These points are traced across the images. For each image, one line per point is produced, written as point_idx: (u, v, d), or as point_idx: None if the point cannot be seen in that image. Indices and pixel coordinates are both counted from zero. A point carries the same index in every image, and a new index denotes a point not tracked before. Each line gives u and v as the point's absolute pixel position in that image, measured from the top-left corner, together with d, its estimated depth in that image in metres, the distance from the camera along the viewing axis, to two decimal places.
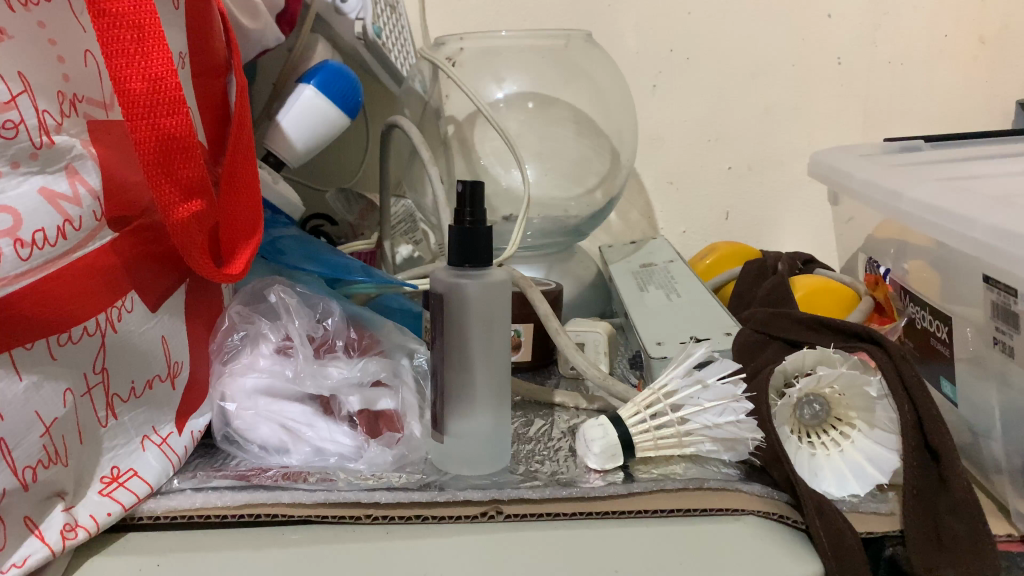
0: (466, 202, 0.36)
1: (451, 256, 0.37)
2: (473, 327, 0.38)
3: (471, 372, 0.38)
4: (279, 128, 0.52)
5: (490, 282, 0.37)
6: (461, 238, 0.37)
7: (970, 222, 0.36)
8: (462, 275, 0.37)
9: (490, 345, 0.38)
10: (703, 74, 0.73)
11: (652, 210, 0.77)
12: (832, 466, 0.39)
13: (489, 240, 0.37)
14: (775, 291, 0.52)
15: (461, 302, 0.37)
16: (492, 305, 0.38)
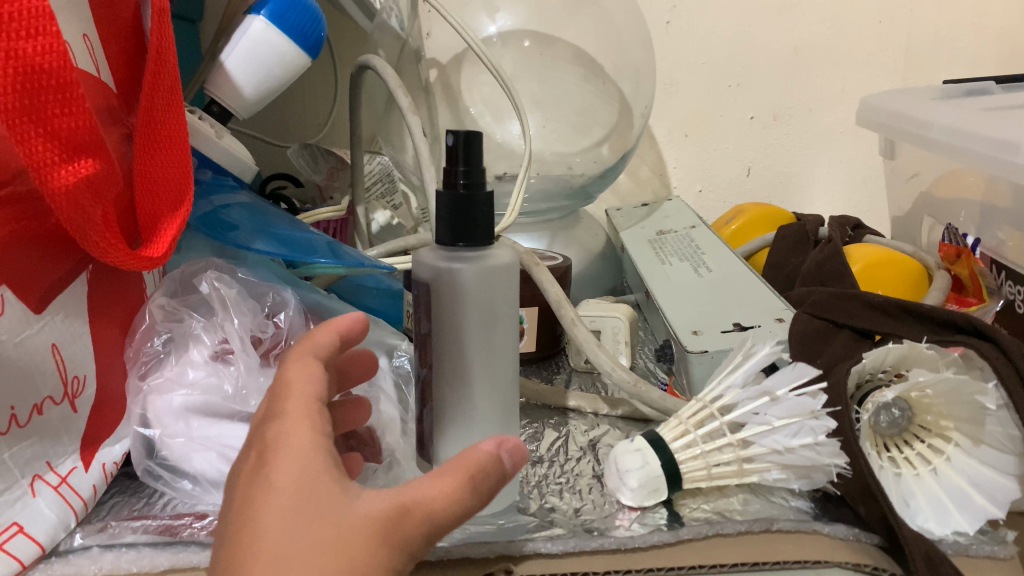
0: (459, 157, 0.27)
1: (438, 231, 0.28)
2: (472, 326, 0.28)
3: (468, 386, 0.29)
4: (221, 70, 0.42)
5: (491, 267, 0.28)
6: (451, 207, 0.27)
7: None
8: (454, 257, 0.28)
9: (493, 351, 0.29)
10: (724, 8, 0.63)
11: (663, 165, 0.68)
12: (925, 491, 0.31)
13: (488, 209, 0.28)
14: (825, 264, 0.43)
15: (454, 295, 0.28)
16: (493, 297, 0.29)
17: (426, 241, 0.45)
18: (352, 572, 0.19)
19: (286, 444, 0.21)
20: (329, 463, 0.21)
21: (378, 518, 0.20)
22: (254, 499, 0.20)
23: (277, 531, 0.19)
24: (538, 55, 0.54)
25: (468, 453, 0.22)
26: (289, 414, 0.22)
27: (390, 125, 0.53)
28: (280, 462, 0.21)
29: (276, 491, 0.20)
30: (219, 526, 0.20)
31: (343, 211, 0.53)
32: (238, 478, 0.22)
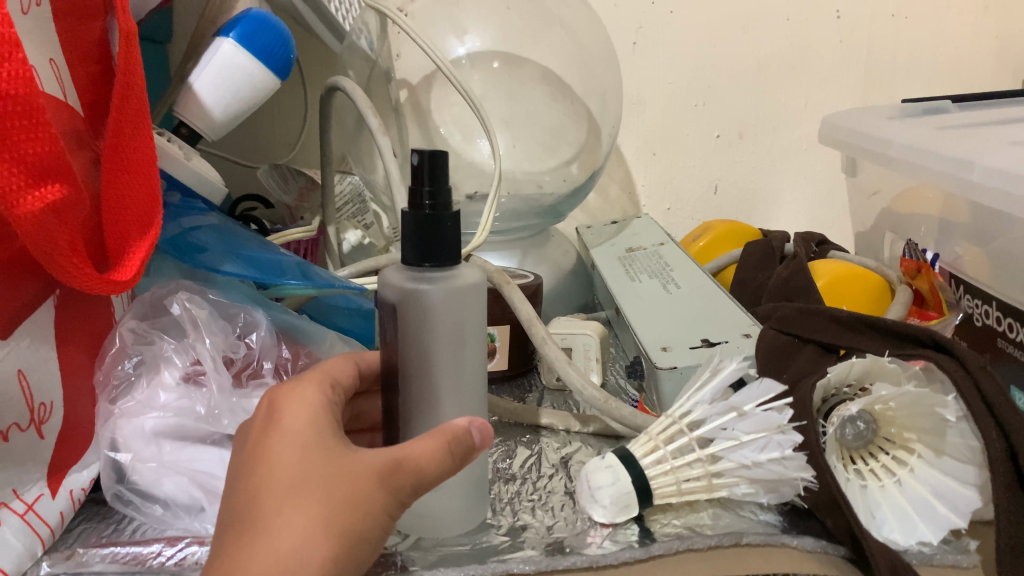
0: (424, 177, 0.27)
1: (405, 253, 0.28)
2: (440, 347, 0.29)
3: (438, 408, 0.29)
4: (189, 92, 0.42)
5: (458, 287, 0.28)
6: (417, 226, 0.28)
7: None
8: (422, 278, 0.28)
9: (461, 371, 0.29)
10: (690, 28, 0.64)
11: (632, 183, 0.68)
12: (890, 502, 0.32)
13: (455, 230, 0.28)
14: (791, 280, 0.44)
15: (422, 315, 0.28)
16: (462, 317, 0.29)
17: (397, 261, 0.45)
18: (350, 497, 0.23)
19: (295, 399, 0.26)
20: (332, 421, 0.25)
21: (379, 465, 0.24)
22: (271, 431, 0.25)
23: (294, 461, 0.24)
24: (507, 75, 0.55)
25: (446, 425, 0.26)
26: (297, 381, 0.27)
27: (361, 146, 0.53)
28: (291, 413, 0.25)
29: (290, 433, 0.24)
30: (235, 460, 0.25)
31: (314, 231, 0.53)
32: (252, 421, 0.26)
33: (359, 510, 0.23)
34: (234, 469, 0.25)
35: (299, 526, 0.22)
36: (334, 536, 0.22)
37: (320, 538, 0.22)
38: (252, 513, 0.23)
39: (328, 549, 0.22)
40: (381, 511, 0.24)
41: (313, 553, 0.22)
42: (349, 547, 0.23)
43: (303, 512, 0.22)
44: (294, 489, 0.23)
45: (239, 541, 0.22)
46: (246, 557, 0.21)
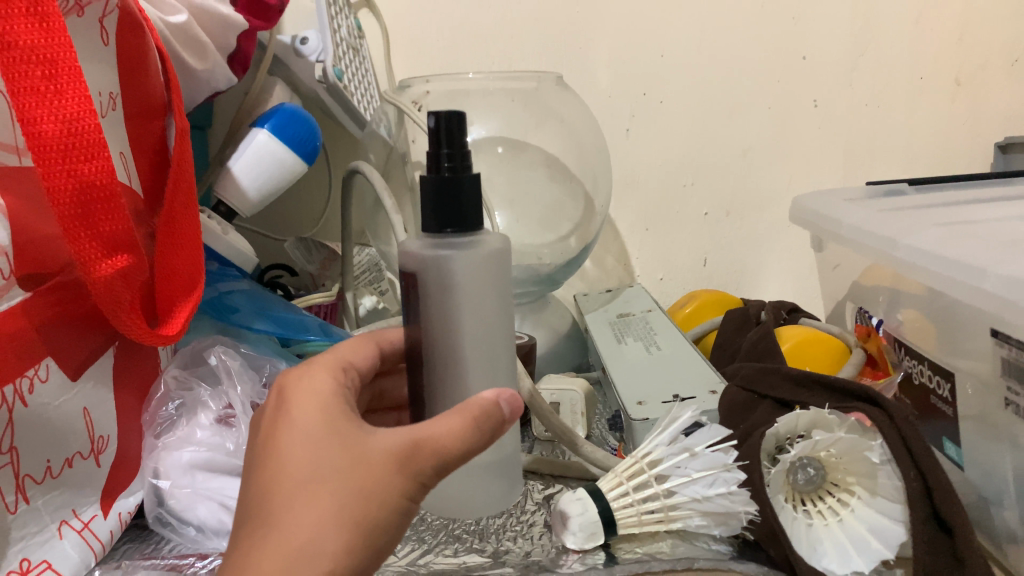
0: (443, 141, 0.29)
1: (427, 221, 0.31)
2: (462, 318, 0.31)
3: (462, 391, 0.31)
4: (229, 175, 0.48)
5: (479, 253, 0.30)
6: (438, 189, 0.30)
7: (977, 271, 0.33)
8: (443, 244, 0.30)
9: (484, 341, 0.31)
10: (678, 116, 0.71)
11: (628, 255, 0.74)
12: (832, 538, 0.36)
13: (471, 197, 0.30)
14: (759, 343, 0.49)
15: (446, 284, 0.30)
16: (484, 291, 0.31)
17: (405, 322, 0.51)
18: (363, 488, 0.26)
19: (307, 394, 0.29)
20: (343, 413, 0.28)
21: (391, 454, 0.27)
22: (287, 427, 0.27)
23: (307, 459, 0.26)
24: (508, 161, 0.61)
25: (460, 407, 0.28)
26: (311, 375, 0.30)
27: (378, 223, 0.60)
28: (303, 411, 0.28)
29: (305, 428, 0.27)
30: (258, 453, 0.28)
31: (334, 296, 0.58)
32: (269, 416, 0.29)
33: (373, 499, 0.26)
34: (256, 464, 0.27)
35: (315, 521, 0.25)
36: (347, 526, 0.25)
37: (334, 530, 0.25)
38: (271, 511, 0.26)
39: (342, 540, 0.25)
40: (395, 495, 0.26)
41: (330, 543, 0.25)
42: (365, 533, 0.26)
43: (318, 508, 0.25)
44: (310, 485, 0.26)
45: (260, 536, 0.25)
46: (266, 552, 0.24)
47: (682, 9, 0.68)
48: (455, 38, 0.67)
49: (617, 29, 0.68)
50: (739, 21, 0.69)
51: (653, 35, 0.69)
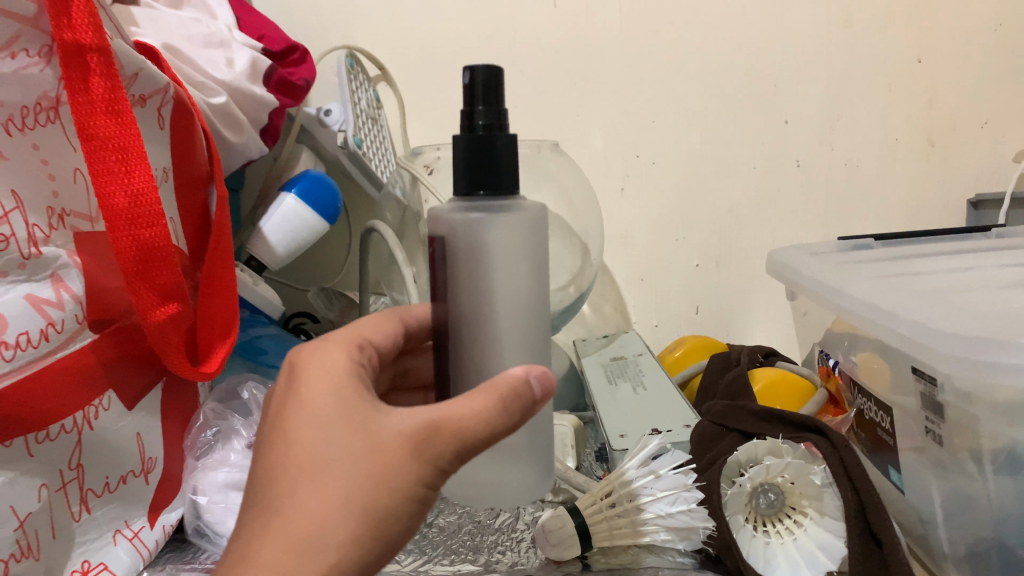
0: (478, 96, 0.31)
1: (461, 183, 0.32)
2: (496, 279, 0.32)
3: (497, 361, 0.33)
4: (261, 234, 0.54)
5: (512, 215, 0.31)
6: (471, 147, 0.31)
7: (895, 317, 0.39)
8: (476, 206, 0.32)
9: (516, 304, 0.32)
10: (669, 176, 0.77)
11: (624, 304, 0.79)
12: (787, 554, 0.41)
13: (506, 158, 0.31)
14: (735, 383, 0.54)
15: (480, 245, 0.32)
16: (517, 254, 0.32)
17: None
18: (375, 475, 0.29)
19: (326, 382, 0.32)
20: (361, 400, 0.31)
21: (405, 442, 0.29)
22: (308, 413, 0.31)
23: (324, 448, 0.29)
24: None
25: (477, 392, 0.30)
26: (333, 361, 0.33)
27: (393, 275, 0.66)
28: (322, 398, 0.31)
29: (317, 415, 0.30)
30: (279, 433, 0.31)
31: None
32: (291, 397, 0.32)
33: (384, 485, 0.29)
34: (278, 444, 0.30)
35: (328, 508, 0.28)
36: (358, 512, 0.29)
37: (346, 517, 0.28)
38: (289, 495, 0.29)
39: (353, 526, 0.28)
40: (409, 479, 0.29)
41: (341, 529, 0.28)
42: (378, 517, 0.29)
43: (332, 495, 0.29)
44: (325, 472, 0.29)
45: (279, 518, 0.29)
46: (283, 535, 0.28)
47: (670, 79, 0.75)
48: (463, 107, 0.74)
49: (610, 98, 0.75)
50: (723, 89, 0.76)
51: (643, 104, 0.75)
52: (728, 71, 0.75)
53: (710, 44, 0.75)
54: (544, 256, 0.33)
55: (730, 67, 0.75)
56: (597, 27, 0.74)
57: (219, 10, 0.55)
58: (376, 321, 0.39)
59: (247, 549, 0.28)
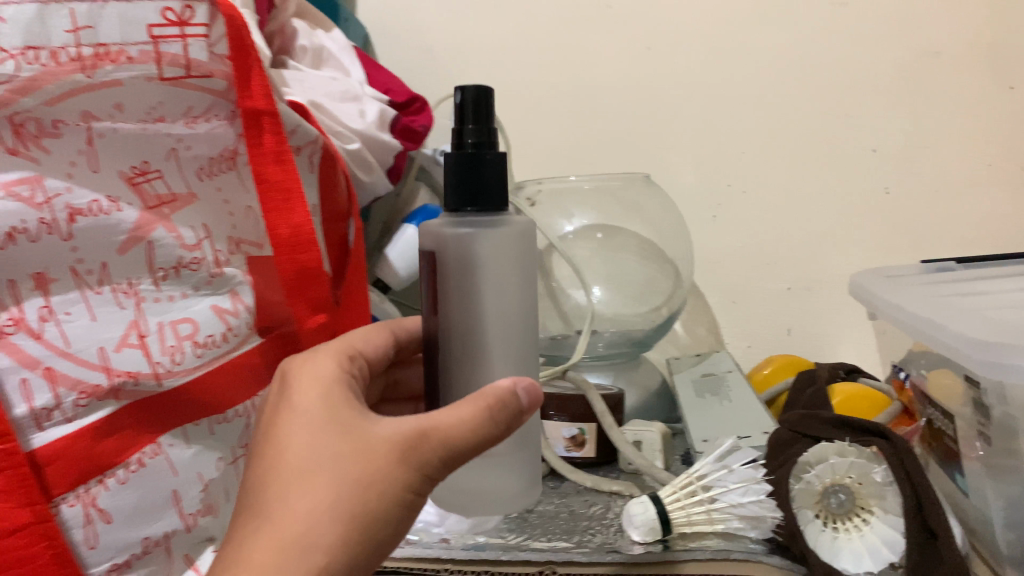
0: (469, 117, 0.36)
1: (453, 201, 0.37)
2: (484, 288, 0.38)
3: (486, 365, 0.38)
4: (386, 261, 0.63)
5: (498, 230, 0.37)
6: (462, 162, 0.36)
7: (938, 326, 0.45)
8: (466, 220, 0.37)
9: (502, 309, 0.38)
10: (758, 205, 0.81)
11: (717, 326, 0.84)
12: (852, 546, 0.44)
13: (493, 175, 0.37)
14: (816, 395, 0.57)
15: (469, 259, 0.37)
16: (503, 265, 0.38)
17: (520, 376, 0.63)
18: (365, 480, 0.33)
19: (317, 394, 0.36)
20: (352, 412, 0.35)
21: (394, 451, 0.34)
22: (298, 421, 0.35)
23: (313, 455, 0.34)
24: (606, 243, 0.74)
25: (463, 406, 0.35)
26: (326, 374, 0.37)
27: None
28: (314, 409, 0.35)
29: (311, 423, 0.35)
30: (267, 438, 0.35)
31: None
32: (281, 407, 0.36)
33: (372, 490, 0.33)
34: (268, 449, 0.35)
35: (317, 511, 0.32)
36: (345, 515, 0.33)
37: (332, 519, 0.32)
38: (279, 496, 0.33)
39: (338, 528, 0.32)
40: (395, 484, 0.33)
41: (328, 531, 0.32)
42: (363, 520, 0.33)
43: (319, 499, 0.33)
44: (313, 476, 0.33)
45: (268, 517, 0.32)
46: (272, 532, 0.32)
47: (753, 113, 0.80)
48: (560, 147, 0.83)
49: (697, 133, 0.80)
50: (805, 121, 0.79)
51: (729, 137, 0.80)
52: (810, 103, 0.79)
53: (791, 79, 0.78)
54: (526, 266, 0.39)
55: (812, 100, 0.79)
56: (679, 69, 0.80)
57: (352, 68, 0.64)
58: (366, 333, 0.44)
59: (237, 545, 0.32)
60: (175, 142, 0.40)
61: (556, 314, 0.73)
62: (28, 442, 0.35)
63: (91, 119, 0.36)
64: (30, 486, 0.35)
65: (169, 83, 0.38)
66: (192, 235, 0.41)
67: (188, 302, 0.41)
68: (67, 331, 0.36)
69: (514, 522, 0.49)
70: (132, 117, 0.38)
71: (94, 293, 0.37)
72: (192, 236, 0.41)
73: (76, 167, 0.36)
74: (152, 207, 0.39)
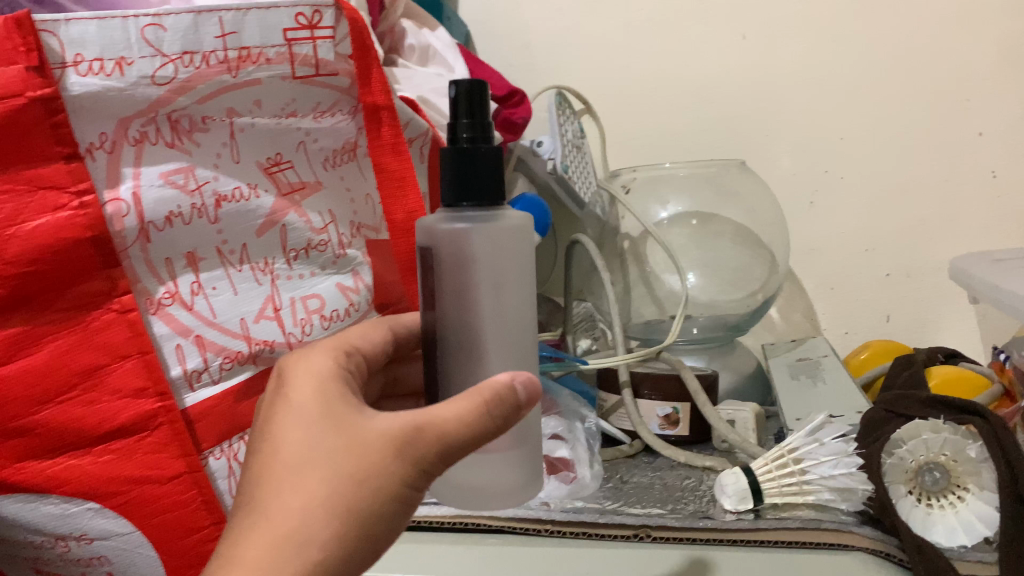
0: (463, 110, 0.33)
1: (448, 194, 0.34)
2: (479, 286, 0.35)
3: (482, 364, 0.36)
4: None
5: (494, 227, 0.34)
6: (456, 160, 0.33)
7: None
8: (461, 217, 0.34)
9: (500, 307, 0.35)
10: (857, 191, 0.81)
11: (814, 312, 0.84)
12: (946, 522, 0.44)
13: (490, 168, 0.34)
14: (912, 376, 0.58)
15: (463, 255, 0.34)
16: (501, 261, 0.35)
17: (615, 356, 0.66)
18: (358, 475, 0.32)
19: (312, 388, 0.35)
20: (349, 407, 0.34)
21: (388, 445, 0.32)
22: (292, 416, 0.34)
23: (306, 450, 0.33)
24: (700, 229, 0.75)
25: (462, 399, 0.33)
26: (321, 368, 0.36)
27: (593, 281, 0.76)
28: (308, 403, 0.34)
29: (304, 418, 0.34)
30: (262, 434, 0.34)
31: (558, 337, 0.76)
32: (276, 402, 0.35)
33: (366, 485, 0.32)
34: (261, 446, 0.34)
35: (309, 507, 0.31)
36: (339, 509, 0.31)
37: (326, 515, 0.31)
38: (272, 493, 0.32)
39: (334, 523, 0.31)
40: (391, 479, 0.32)
41: (322, 527, 0.31)
42: (358, 515, 0.32)
43: (313, 495, 0.32)
44: (306, 472, 0.32)
45: (260, 514, 0.32)
46: (264, 530, 0.31)
47: (853, 99, 0.79)
48: (655, 137, 0.84)
49: (795, 119, 0.81)
50: (907, 106, 0.78)
51: (828, 123, 0.80)
52: (913, 88, 0.78)
53: (893, 64, 0.78)
54: (529, 263, 0.36)
55: (916, 85, 0.78)
56: (776, 56, 0.80)
57: (456, 63, 0.67)
58: (364, 328, 0.42)
59: (230, 543, 0.31)
60: (304, 135, 0.44)
61: (652, 297, 0.76)
62: (182, 399, 0.42)
63: (234, 115, 0.41)
64: (183, 439, 0.41)
65: (301, 81, 0.42)
66: (320, 220, 0.45)
67: (316, 281, 0.46)
68: (214, 304, 0.42)
69: (611, 491, 0.53)
70: (268, 112, 0.42)
71: (235, 270, 0.42)
72: (320, 221, 0.45)
73: (221, 158, 0.41)
74: (285, 194, 0.44)
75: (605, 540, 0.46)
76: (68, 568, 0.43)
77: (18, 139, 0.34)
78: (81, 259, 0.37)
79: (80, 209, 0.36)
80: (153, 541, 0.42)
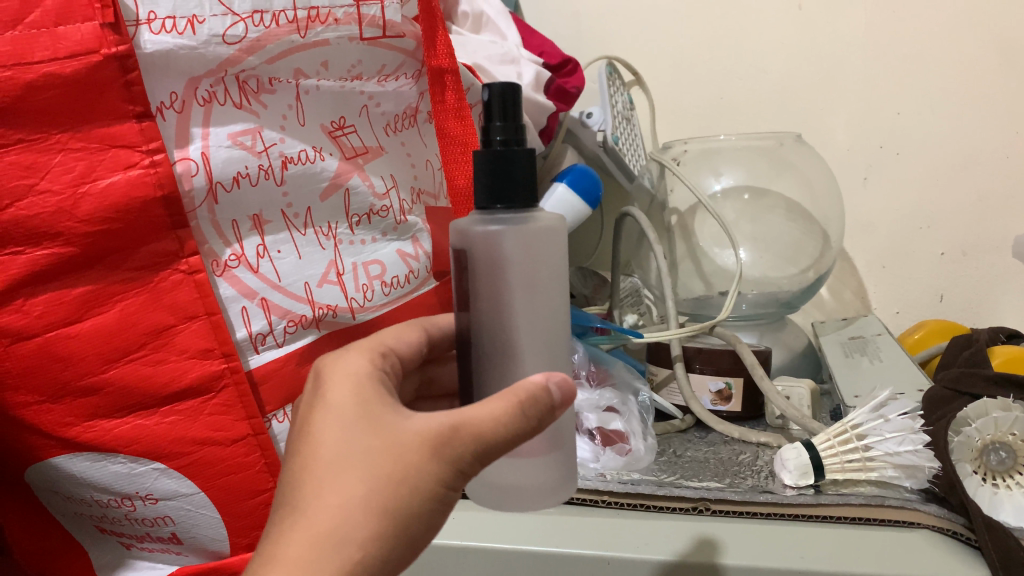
0: (496, 113, 0.32)
1: (479, 196, 0.33)
2: (514, 290, 0.33)
3: (518, 367, 0.34)
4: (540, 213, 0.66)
5: (528, 229, 0.33)
6: (492, 163, 0.32)
7: None
8: (494, 220, 0.33)
9: (533, 313, 0.34)
10: (915, 166, 0.79)
11: (865, 290, 0.83)
12: (1013, 502, 0.43)
13: (525, 172, 0.33)
14: (974, 355, 0.57)
15: (497, 257, 0.33)
16: (535, 265, 0.33)
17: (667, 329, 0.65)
18: (393, 477, 0.30)
19: (348, 387, 0.33)
20: (384, 408, 0.32)
21: (423, 447, 0.30)
22: (328, 415, 0.32)
23: (343, 451, 0.31)
24: (754, 202, 0.74)
25: (499, 398, 0.31)
26: (359, 368, 0.34)
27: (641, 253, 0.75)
28: (344, 402, 0.32)
29: (340, 417, 0.32)
30: (299, 433, 0.33)
31: (605, 311, 0.74)
32: (313, 401, 0.33)
33: (402, 487, 0.30)
34: (299, 445, 0.32)
35: (347, 509, 0.30)
36: (377, 510, 0.30)
37: (363, 516, 0.30)
38: (309, 493, 0.31)
39: (371, 524, 0.30)
40: (427, 482, 0.30)
41: (360, 528, 0.30)
42: (395, 517, 0.30)
43: (350, 496, 0.30)
44: (342, 472, 0.31)
45: (298, 514, 0.30)
46: (301, 531, 0.30)
47: (913, 72, 0.77)
48: (707, 111, 0.83)
49: (852, 93, 0.79)
50: (971, 79, 0.76)
51: (887, 97, 0.78)
52: (977, 60, 0.75)
53: (957, 34, 0.75)
54: (562, 267, 0.35)
55: (982, 57, 0.75)
56: (834, 25, 0.78)
57: (509, 31, 0.66)
58: (397, 329, 0.40)
59: (268, 542, 0.30)
60: (367, 99, 0.45)
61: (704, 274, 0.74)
62: (247, 361, 0.42)
63: (301, 76, 0.41)
64: (247, 401, 0.42)
65: (368, 43, 0.43)
66: (382, 185, 0.46)
67: (378, 246, 0.46)
68: (279, 267, 0.42)
69: (665, 464, 0.52)
70: (334, 74, 0.43)
71: (300, 234, 0.42)
72: (382, 185, 0.46)
73: (288, 121, 0.41)
74: (349, 157, 0.44)
75: (663, 512, 0.46)
76: (132, 527, 0.43)
77: (93, 97, 0.34)
78: (152, 218, 0.37)
79: (150, 167, 0.36)
80: (216, 502, 0.42)
